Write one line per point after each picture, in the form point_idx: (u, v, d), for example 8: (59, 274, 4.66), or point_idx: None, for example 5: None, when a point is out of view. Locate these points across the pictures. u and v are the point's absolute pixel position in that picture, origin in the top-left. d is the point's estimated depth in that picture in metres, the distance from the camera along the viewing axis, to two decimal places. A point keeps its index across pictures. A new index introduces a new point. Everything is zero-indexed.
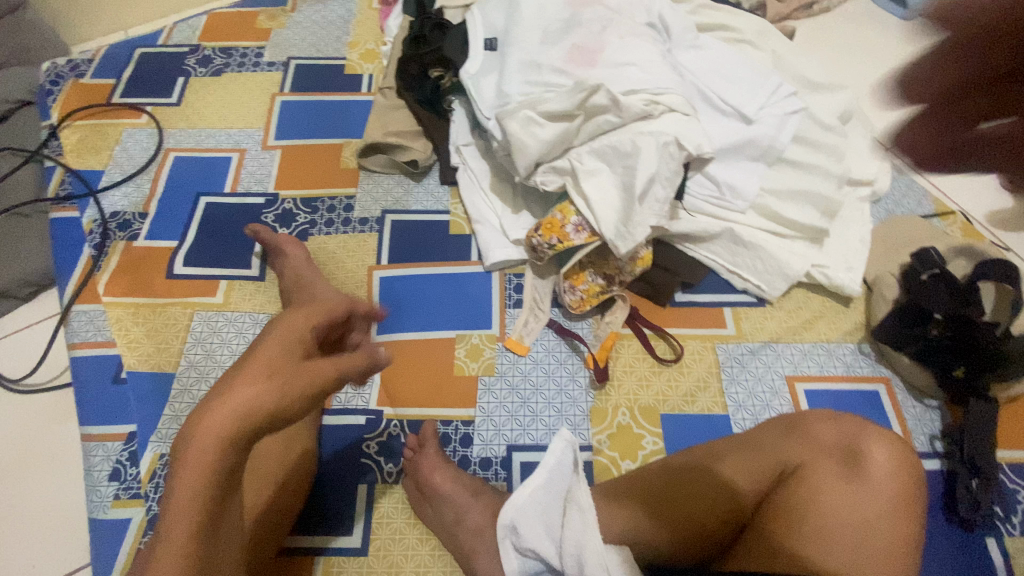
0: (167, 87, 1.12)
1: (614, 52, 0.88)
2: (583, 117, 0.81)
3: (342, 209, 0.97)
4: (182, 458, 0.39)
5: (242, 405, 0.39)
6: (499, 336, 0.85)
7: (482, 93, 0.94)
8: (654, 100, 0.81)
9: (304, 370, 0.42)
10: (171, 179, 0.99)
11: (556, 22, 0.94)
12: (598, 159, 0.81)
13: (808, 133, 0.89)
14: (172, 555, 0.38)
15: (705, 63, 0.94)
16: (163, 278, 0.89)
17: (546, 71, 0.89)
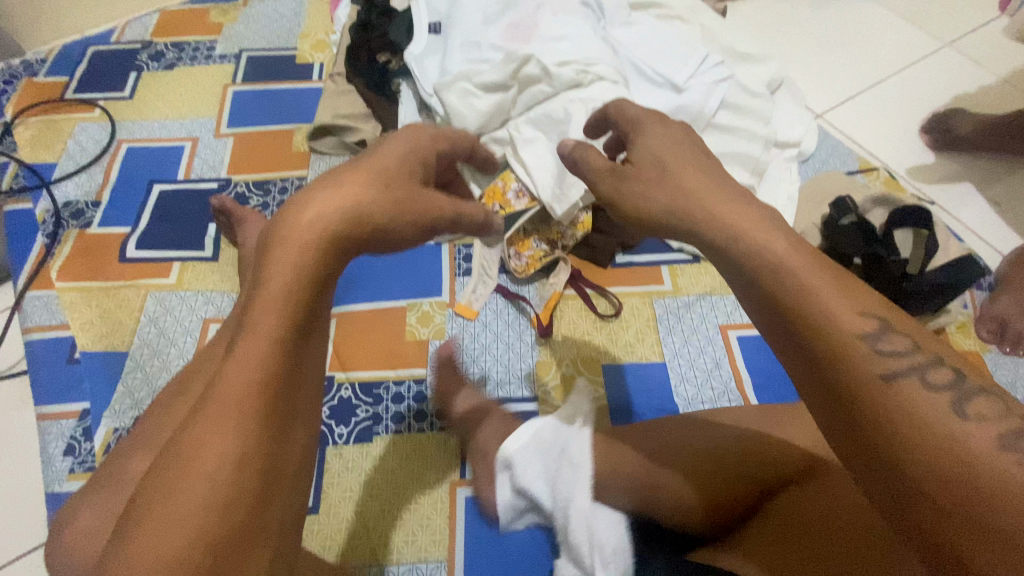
0: (119, 82, 1.14)
1: (548, 28, 0.92)
2: (518, 87, 0.85)
3: (294, 191, 1.00)
4: (281, 233, 0.43)
5: (357, 200, 0.44)
6: (449, 302, 0.87)
7: (426, 72, 0.97)
8: (584, 69, 0.85)
9: (419, 195, 0.48)
10: (124, 168, 1.01)
11: (495, 3, 0.97)
12: (534, 128, 0.85)
13: (735, 99, 0.94)
14: (259, 334, 0.40)
15: (638, 38, 0.98)
16: (115, 262, 0.91)
17: (485, 49, 0.93)
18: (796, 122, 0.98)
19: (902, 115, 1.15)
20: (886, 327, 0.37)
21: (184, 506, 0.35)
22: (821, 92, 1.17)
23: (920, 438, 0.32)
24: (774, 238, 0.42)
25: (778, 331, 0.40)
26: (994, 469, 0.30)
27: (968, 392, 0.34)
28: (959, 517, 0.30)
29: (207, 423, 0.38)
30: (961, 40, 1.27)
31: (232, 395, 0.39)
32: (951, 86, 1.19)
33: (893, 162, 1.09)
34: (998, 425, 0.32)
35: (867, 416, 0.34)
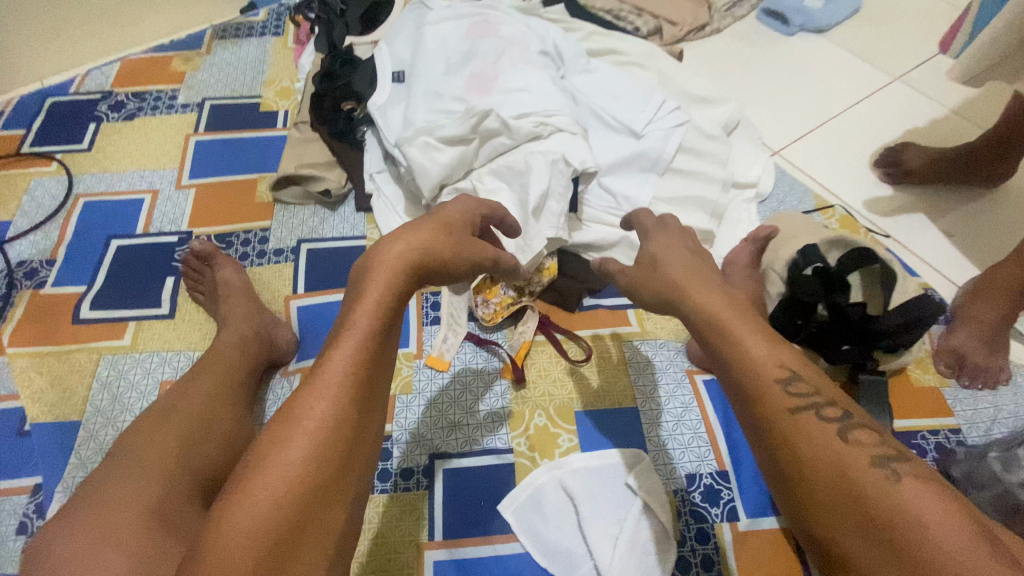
0: (78, 134, 1.12)
1: (508, 79, 0.93)
2: (478, 140, 0.86)
3: (258, 242, 0.99)
4: (372, 266, 0.57)
5: (427, 247, 0.60)
6: (417, 353, 0.85)
7: (390, 122, 0.98)
8: (543, 122, 0.87)
9: (468, 244, 0.66)
10: (80, 224, 0.99)
11: (457, 54, 1.00)
12: (495, 178, 0.86)
13: (691, 142, 0.96)
14: (353, 337, 0.52)
15: (596, 86, 1.01)
16: (69, 324, 0.89)
17: (446, 100, 0.94)
18: (753, 162, 1.01)
19: (856, 149, 1.19)
20: (798, 376, 0.50)
21: (292, 456, 0.45)
22: (779, 129, 1.21)
23: (831, 468, 0.45)
24: (702, 303, 0.57)
25: (728, 375, 0.53)
26: (862, 471, 0.43)
27: (851, 424, 0.47)
28: (833, 498, 0.43)
29: (311, 396, 0.49)
30: (908, 74, 1.33)
31: (336, 373, 0.50)
32: (901, 120, 1.24)
33: (848, 196, 1.13)
34: (871, 448, 0.45)
35: (783, 432, 0.48)
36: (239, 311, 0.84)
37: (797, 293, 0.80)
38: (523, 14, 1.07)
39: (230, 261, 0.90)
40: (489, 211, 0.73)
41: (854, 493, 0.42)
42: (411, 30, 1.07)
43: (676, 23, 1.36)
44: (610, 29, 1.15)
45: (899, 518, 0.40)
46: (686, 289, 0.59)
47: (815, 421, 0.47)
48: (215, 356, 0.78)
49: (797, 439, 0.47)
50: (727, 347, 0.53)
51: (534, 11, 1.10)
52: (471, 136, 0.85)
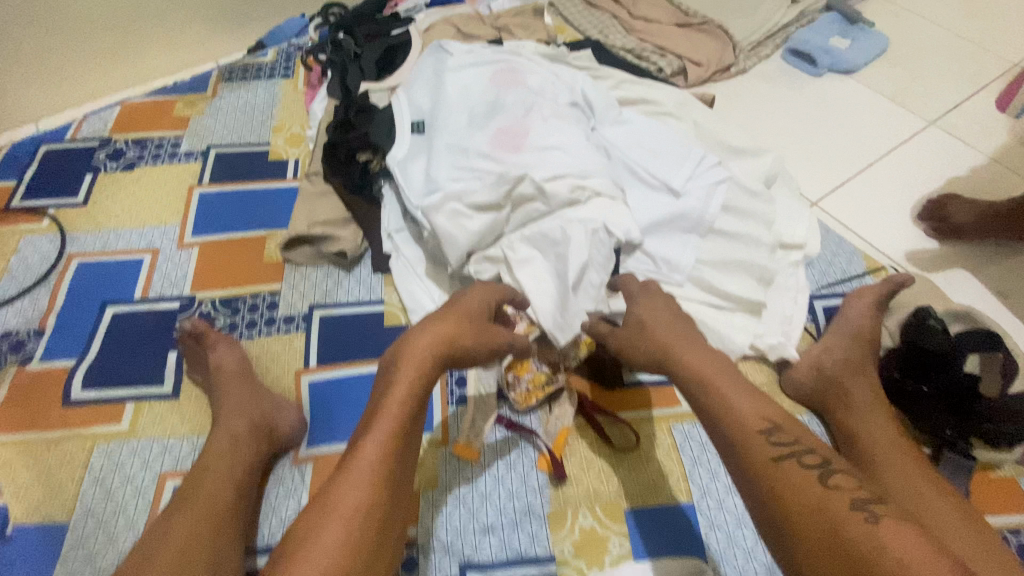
0: (72, 186, 1.05)
1: (539, 135, 0.87)
2: (511, 206, 0.81)
3: (266, 307, 0.91)
4: (402, 356, 0.62)
5: (453, 336, 0.63)
6: (443, 440, 0.77)
7: (411, 179, 0.90)
8: (579, 185, 0.81)
9: (488, 330, 0.67)
10: (71, 289, 0.92)
11: (481, 105, 0.92)
12: (530, 247, 0.80)
13: (735, 201, 0.89)
14: (385, 424, 0.57)
15: (630, 137, 0.94)
16: (59, 406, 0.82)
17: (472, 157, 0.86)
18: (800, 220, 0.94)
19: (897, 199, 1.13)
20: (778, 427, 0.55)
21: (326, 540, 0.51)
22: (816, 179, 1.16)
23: (806, 501, 0.48)
24: (694, 369, 0.62)
25: (714, 424, 0.58)
26: (843, 515, 0.46)
27: (831, 470, 0.51)
28: (813, 527, 0.46)
29: (345, 485, 0.54)
30: (943, 118, 1.27)
31: (366, 462, 0.55)
32: (940, 168, 1.19)
33: (895, 249, 1.06)
34: (849, 491, 0.49)
35: (762, 470, 0.52)
36: (241, 396, 0.79)
37: (920, 341, 0.81)
38: (550, 61, 1.02)
39: (229, 340, 0.85)
40: (504, 294, 0.73)
41: (834, 527, 0.45)
42: (431, 76, 1.00)
43: (702, 63, 1.31)
44: (639, 76, 1.10)
45: (877, 559, 0.42)
46: (688, 361, 0.63)
47: (782, 456, 0.52)
48: (222, 433, 0.75)
49: (775, 470, 0.51)
50: (710, 395, 0.59)
51: (560, 59, 1.05)
52: (504, 203, 0.80)
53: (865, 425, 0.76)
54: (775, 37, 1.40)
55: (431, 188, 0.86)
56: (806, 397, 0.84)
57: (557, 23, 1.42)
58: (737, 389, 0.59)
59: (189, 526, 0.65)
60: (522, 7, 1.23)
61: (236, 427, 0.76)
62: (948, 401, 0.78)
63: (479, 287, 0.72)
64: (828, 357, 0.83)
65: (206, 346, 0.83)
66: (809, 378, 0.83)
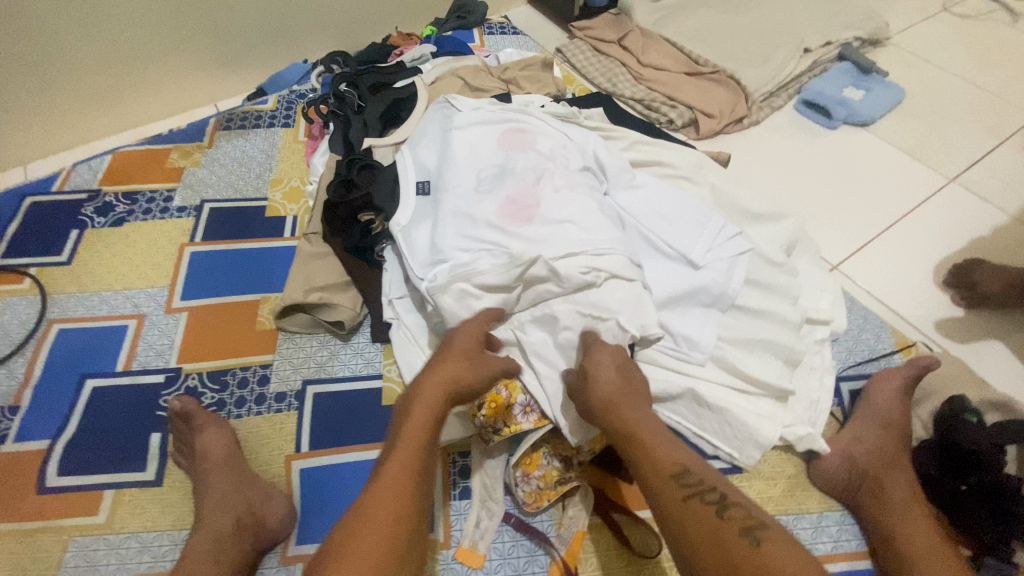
0: (57, 244, 0.99)
1: (552, 207, 0.80)
2: (522, 286, 0.74)
3: (257, 382, 0.86)
4: (415, 391, 0.66)
5: (457, 370, 0.67)
6: (445, 543, 0.71)
7: (415, 247, 0.83)
8: (593, 266, 0.74)
9: (486, 360, 0.69)
10: (52, 360, 0.87)
11: (489, 167, 0.85)
12: (540, 329, 0.74)
13: (758, 275, 0.84)
14: (408, 447, 0.61)
15: (646, 205, 0.88)
16: (32, 494, 0.76)
17: (479, 226, 0.78)
18: (824, 293, 0.89)
19: (920, 263, 1.09)
20: (688, 471, 0.58)
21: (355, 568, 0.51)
22: (835, 241, 1.11)
23: (705, 531, 0.53)
24: (625, 417, 0.63)
25: (636, 473, 0.61)
26: (732, 545, 0.52)
27: (725, 504, 0.55)
28: (708, 558, 0.52)
29: (377, 498, 0.57)
30: (963, 175, 1.24)
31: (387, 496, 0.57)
32: (964, 228, 1.14)
33: (920, 319, 1.01)
34: (739, 522, 0.54)
35: (666, 505, 0.56)
36: (228, 487, 0.72)
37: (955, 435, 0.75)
38: (561, 124, 0.96)
39: (219, 421, 0.79)
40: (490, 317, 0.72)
41: (728, 564, 0.50)
42: (436, 132, 0.93)
43: (713, 114, 1.27)
44: (653, 135, 1.06)
45: None
46: (624, 415, 0.63)
47: (679, 489, 0.57)
48: (205, 529, 0.69)
49: (677, 504, 0.56)
50: (635, 447, 0.61)
51: (572, 119, 1.00)
52: (514, 284, 0.73)
53: (904, 525, 0.70)
54: (787, 87, 1.37)
55: (436, 259, 0.78)
56: (837, 490, 0.77)
57: (564, 71, 1.39)
58: (652, 437, 0.61)
59: None
60: (531, 58, 1.20)
61: (218, 526, 0.69)
62: (992, 503, 0.71)
63: (462, 326, 0.72)
64: (859, 447, 0.77)
65: (194, 429, 0.77)
66: (841, 470, 0.76)
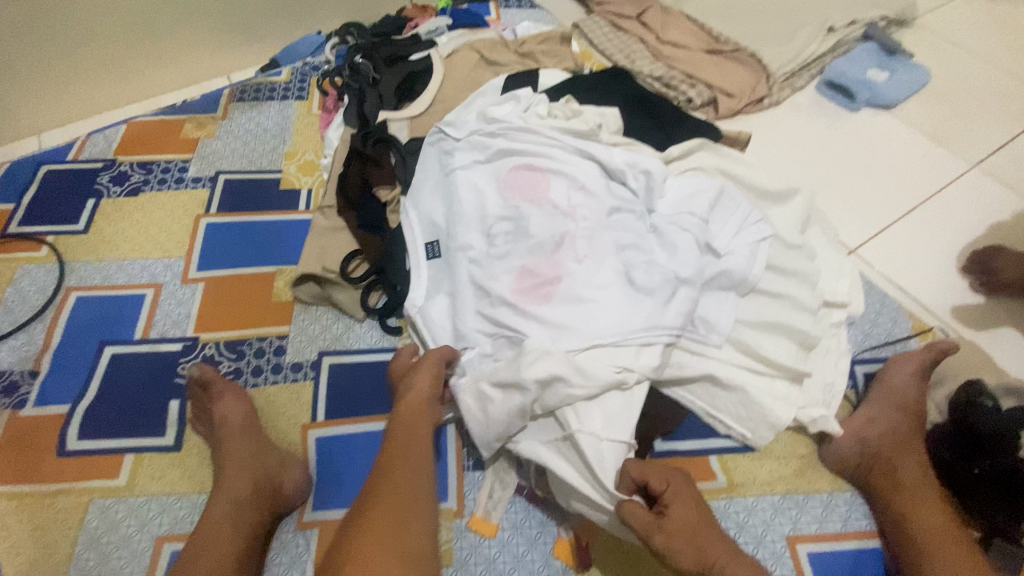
0: (74, 212, 1.00)
1: (573, 282, 0.75)
2: (538, 388, 0.68)
3: (272, 352, 0.86)
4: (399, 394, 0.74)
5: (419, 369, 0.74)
6: (458, 512, 0.73)
7: (434, 328, 0.80)
8: (622, 365, 0.69)
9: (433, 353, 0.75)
10: (70, 326, 0.88)
11: (502, 223, 0.81)
12: (572, 448, 0.68)
13: (777, 258, 0.84)
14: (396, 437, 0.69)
15: (677, 205, 0.82)
16: (55, 456, 0.77)
17: (496, 307, 0.75)
18: (842, 276, 0.89)
19: (940, 248, 1.07)
20: None
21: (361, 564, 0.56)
22: (853, 224, 1.10)
23: None
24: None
25: None
26: None
27: None
28: None
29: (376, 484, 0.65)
30: (987, 160, 1.21)
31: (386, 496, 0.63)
32: (986, 214, 1.13)
33: (939, 305, 1.00)
34: None
35: None
36: (248, 454, 0.74)
37: (975, 420, 0.74)
38: (583, 154, 0.86)
39: (236, 388, 0.80)
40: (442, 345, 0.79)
41: None
42: (439, 182, 0.88)
43: (733, 94, 1.24)
44: (680, 116, 1.01)
45: None
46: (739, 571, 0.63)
47: None
48: (227, 495, 0.70)
49: None
50: None
51: (590, 137, 0.88)
52: (528, 385, 0.67)
53: (914, 507, 0.71)
54: (810, 67, 1.34)
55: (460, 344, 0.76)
56: (849, 471, 0.77)
57: (582, 47, 1.36)
58: None
59: None
60: (549, 32, 1.17)
61: (238, 491, 0.70)
62: (1003, 486, 0.71)
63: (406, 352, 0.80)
64: (871, 431, 0.77)
65: (214, 396, 0.79)
66: (853, 452, 0.77)
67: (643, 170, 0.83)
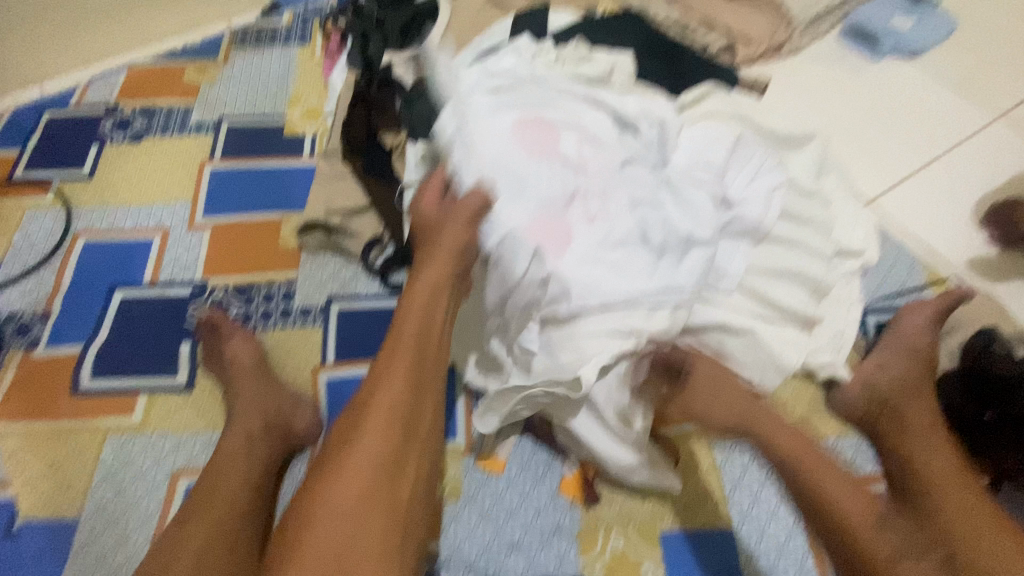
0: (79, 158, 0.99)
1: (585, 241, 0.71)
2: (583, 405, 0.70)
3: (282, 297, 0.87)
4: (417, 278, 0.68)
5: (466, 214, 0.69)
6: (467, 450, 0.75)
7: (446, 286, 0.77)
8: (636, 331, 0.69)
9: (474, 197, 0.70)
10: (80, 270, 0.88)
11: (508, 174, 0.73)
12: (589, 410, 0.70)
13: (793, 206, 0.82)
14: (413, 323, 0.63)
15: (691, 154, 0.80)
16: (69, 395, 0.79)
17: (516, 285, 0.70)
18: (859, 225, 0.87)
19: (960, 200, 1.04)
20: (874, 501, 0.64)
21: (326, 551, 0.48)
22: (871, 176, 1.07)
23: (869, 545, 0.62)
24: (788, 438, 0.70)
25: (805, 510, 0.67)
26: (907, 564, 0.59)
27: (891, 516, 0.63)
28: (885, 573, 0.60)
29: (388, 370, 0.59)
30: (1013, 111, 1.16)
31: (362, 464, 0.52)
32: (1010, 166, 1.09)
33: (955, 257, 0.98)
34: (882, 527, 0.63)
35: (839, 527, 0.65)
36: (260, 391, 0.75)
37: (986, 365, 0.74)
38: (592, 102, 0.81)
39: (244, 331, 0.80)
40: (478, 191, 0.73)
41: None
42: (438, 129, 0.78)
43: (752, 40, 1.19)
44: (696, 60, 0.97)
45: None
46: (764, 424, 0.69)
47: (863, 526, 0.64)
48: (241, 430, 0.72)
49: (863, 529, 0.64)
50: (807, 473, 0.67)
51: (601, 84, 0.85)
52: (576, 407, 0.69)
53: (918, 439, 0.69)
54: (834, 12, 1.28)
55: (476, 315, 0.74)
56: (857, 417, 0.78)
57: None
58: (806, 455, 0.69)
59: (202, 534, 0.61)
60: None
61: (249, 427, 0.71)
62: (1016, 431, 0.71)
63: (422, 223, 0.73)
64: (881, 375, 0.77)
65: (223, 338, 0.79)
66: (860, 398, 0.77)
67: (657, 120, 0.80)
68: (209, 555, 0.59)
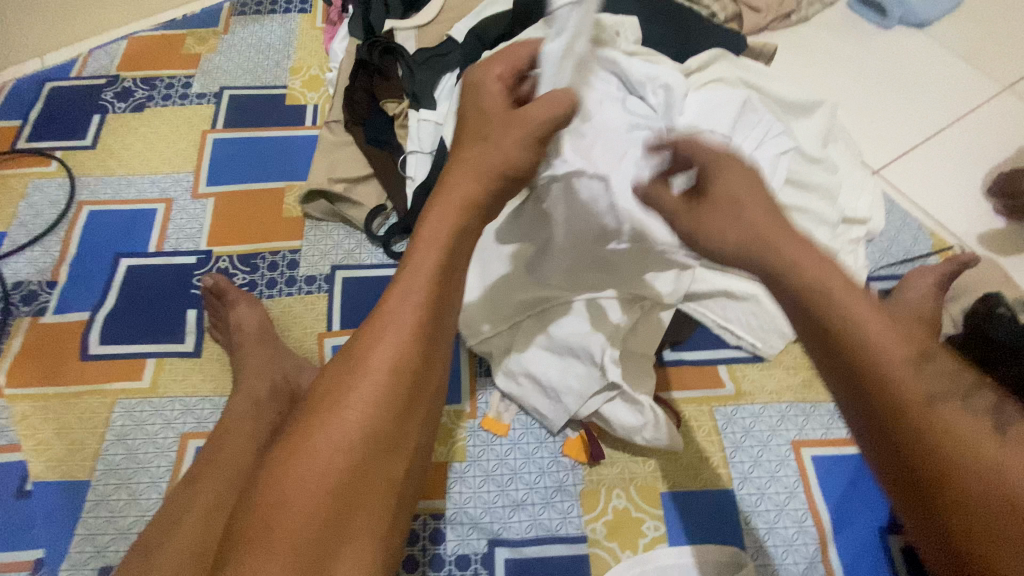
0: (80, 128, 0.99)
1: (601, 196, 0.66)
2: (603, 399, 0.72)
3: (286, 266, 0.87)
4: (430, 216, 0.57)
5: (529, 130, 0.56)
6: (472, 413, 0.76)
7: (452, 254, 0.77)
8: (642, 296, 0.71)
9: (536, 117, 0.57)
10: (84, 239, 0.88)
11: None
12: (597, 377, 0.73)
13: (798, 171, 0.81)
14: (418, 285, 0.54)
15: (696, 119, 0.79)
16: (78, 360, 0.80)
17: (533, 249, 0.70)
18: (863, 193, 0.86)
19: (966, 171, 1.03)
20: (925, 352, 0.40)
21: (294, 528, 0.45)
22: (877, 146, 1.06)
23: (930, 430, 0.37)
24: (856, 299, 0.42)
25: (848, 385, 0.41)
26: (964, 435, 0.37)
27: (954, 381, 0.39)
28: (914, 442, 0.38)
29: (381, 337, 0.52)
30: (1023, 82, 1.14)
31: (338, 440, 0.49)
32: (1017, 137, 1.07)
33: (960, 228, 0.97)
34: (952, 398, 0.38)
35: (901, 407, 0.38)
36: (267, 354, 0.76)
37: (989, 329, 0.74)
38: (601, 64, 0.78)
39: (249, 297, 0.81)
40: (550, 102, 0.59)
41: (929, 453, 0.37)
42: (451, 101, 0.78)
43: (759, 8, 1.17)
44: (701, 26, 0.95)
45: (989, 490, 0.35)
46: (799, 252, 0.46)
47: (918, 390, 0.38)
48: (248, 391, 0.72)
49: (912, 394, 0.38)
50: (847, 324, 0.41)
51: (608, 44, 0.80)
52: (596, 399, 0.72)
53: None
54: None
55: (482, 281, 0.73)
56: None
57: None
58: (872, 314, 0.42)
59: (211, 490, 0.63)
60: None
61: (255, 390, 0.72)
62: None
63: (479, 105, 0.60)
64: None
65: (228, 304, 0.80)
66: None
67: (663, 83, 0.78)
68: (217, 504, 0.61)
